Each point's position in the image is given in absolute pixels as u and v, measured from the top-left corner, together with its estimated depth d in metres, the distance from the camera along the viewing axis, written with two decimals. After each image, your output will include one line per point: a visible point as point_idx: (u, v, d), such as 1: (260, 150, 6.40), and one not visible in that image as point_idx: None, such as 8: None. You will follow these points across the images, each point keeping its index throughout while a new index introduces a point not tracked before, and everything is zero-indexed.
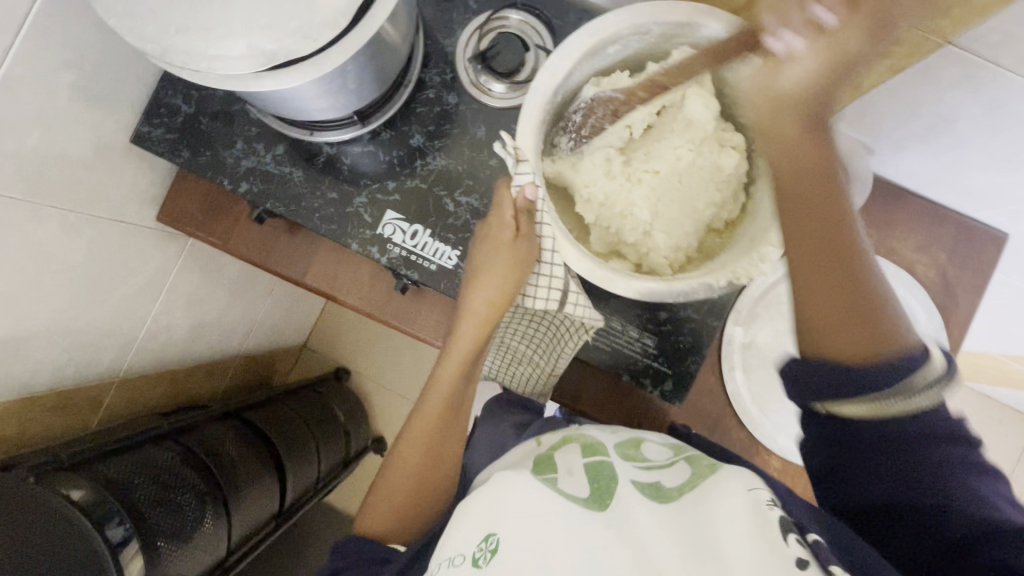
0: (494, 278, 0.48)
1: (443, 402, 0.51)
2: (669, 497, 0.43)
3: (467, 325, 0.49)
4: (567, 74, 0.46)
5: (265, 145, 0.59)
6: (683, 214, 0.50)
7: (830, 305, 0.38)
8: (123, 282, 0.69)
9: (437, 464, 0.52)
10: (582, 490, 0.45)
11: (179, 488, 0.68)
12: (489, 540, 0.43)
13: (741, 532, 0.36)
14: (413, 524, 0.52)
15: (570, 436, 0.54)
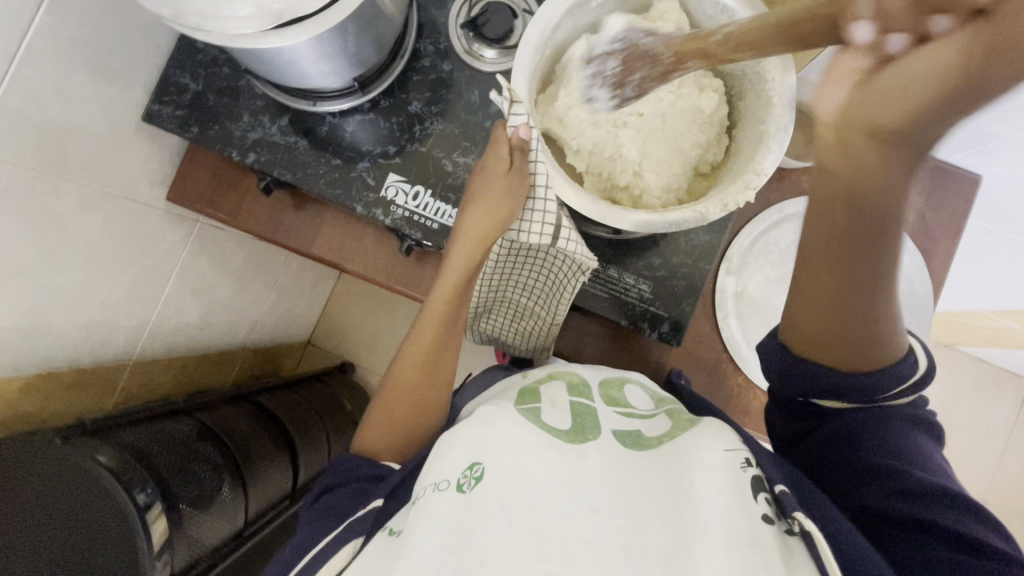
0: (489, 206, 0.50)
1: (440, 328, 0.53)
2: (646, 446, 0.47)
3: (463, 252, 0.51)
4: (556, 25, 0.48)
5: (270, 117, 0.62)
6: (671, 156, 0.52)
7: (822, 318, 0.41)
8: (136, 261, 0.72)
9: (432, 388, 0.54)
10: (562, 423, 0.50)
11: (198, 459, 0.69)
12: (472, 469, 0.44)
13: (715, 479, 0.41)
14: (407, 443, 0.54)
15: (555, 374, 0.58)
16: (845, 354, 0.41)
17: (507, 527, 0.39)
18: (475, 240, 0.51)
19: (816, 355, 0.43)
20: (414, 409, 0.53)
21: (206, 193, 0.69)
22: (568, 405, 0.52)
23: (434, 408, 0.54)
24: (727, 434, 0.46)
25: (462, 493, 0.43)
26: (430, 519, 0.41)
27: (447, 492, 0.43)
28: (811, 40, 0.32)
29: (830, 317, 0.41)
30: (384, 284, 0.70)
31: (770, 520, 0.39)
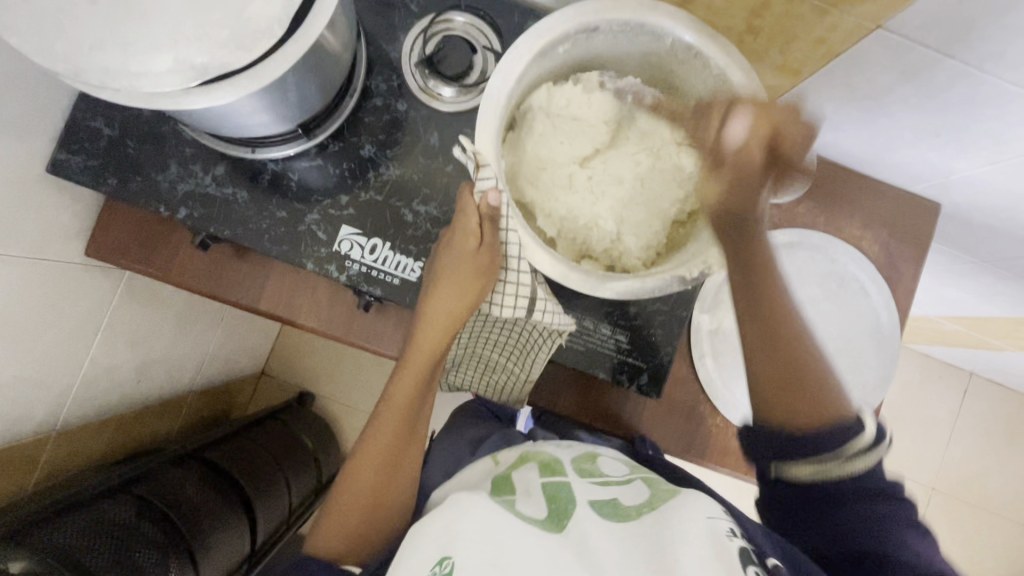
0: (456, 285, 0.46)
1: (402, 415, 0.48)
2: (626, 517, 0.45)
3: (430, 329, 0.47)
4: (520, 76, 0.44)
5: (202, 165, 0.55)
6: (649, 214, 0.49)
7: (773, 364, 0.44)
8: (52, 325, 0.63)
9: (393, 484, 0.49)
10: (538, 511, 0.46)
11: (136, 544, 0.62)
12: (443, 564, 0.41)
13: (703, 544, 0.39)
14: (366, 549, 0.48)
15: (526, 457, 0.55)
16: (798, 407, 0.43)
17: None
18: (443, 318, 0.46)
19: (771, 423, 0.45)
20: (380, 502, 0.48)
21: (132, 246, 0.61)
22: (541, 491, 0.48)
23: (403, 495, 0.50)
24: (707, 504, 0.45)
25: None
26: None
27: None
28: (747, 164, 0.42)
29: (780, 366, 0.44)
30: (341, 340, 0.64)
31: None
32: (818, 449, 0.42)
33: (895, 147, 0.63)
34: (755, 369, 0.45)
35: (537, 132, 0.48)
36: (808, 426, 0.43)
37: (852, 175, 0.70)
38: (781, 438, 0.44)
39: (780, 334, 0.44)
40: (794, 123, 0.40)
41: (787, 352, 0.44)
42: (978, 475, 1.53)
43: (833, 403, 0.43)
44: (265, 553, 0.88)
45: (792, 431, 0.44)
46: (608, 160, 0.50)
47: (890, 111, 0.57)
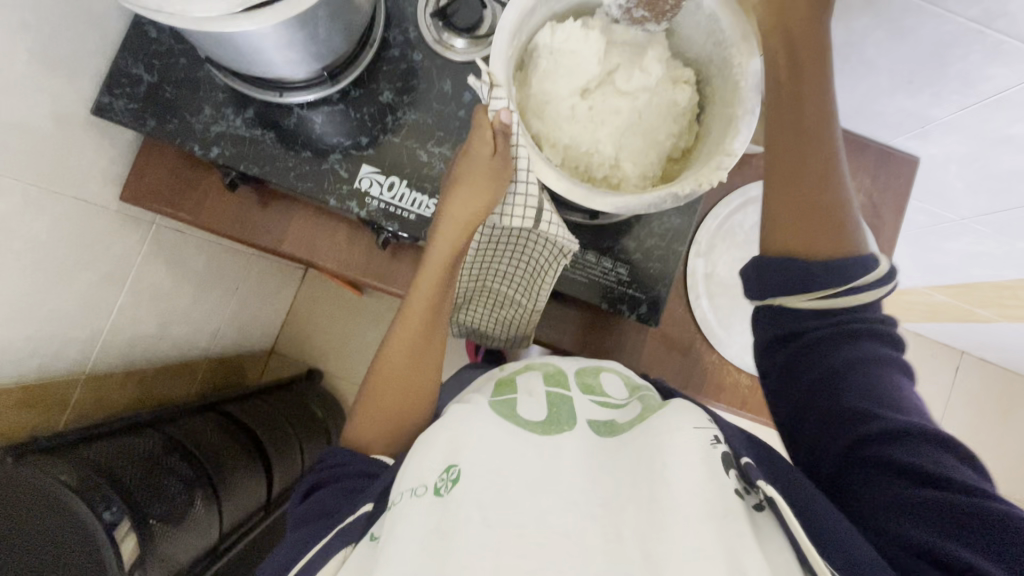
0: (472, 192, 0.50)
1: (423, 315, 0.53)
2: (619, 432, 0.48)
3: (448, 235, 0.51)
4: (529, 12, 0.49)
5: (233, 109, 0.60)
6: (646, 145, 0.53)
7: (784, 210, 0.48)
8: (86, 267, 0.68)
9: (417, 379, 0.54)
10: (536, 414, 0.50)
11: (166, 472, 0.65)
12: (450, 472, 0.44)
13: (693, 455, 0.43)
14: (395, 438, 0.54)
15: (531, 365, 0.59)
16: (809, 237, 0.46)
17: (486, 527, 0.39)
18: (460, 224, 0.51)
19: (777, 232, 0.48)
20: (403, 399, 0.54)
21: (165, 191, 0.65)
22: (543, 395, 0.52)
23: (424, 397, 0.55)
24: (695, 413, 0.48)
25: (439, 497, 0.42)
26: (406, 527, 0.41)
27: (424, 497, 0.43)
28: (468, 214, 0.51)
29: (786, 211, 0.48)
30: (359, 280, 0.68)
31: (740, 493, 0.41)
32: (817, 275, 0.45)
33: (874, 97, 0.68)
34: (772, 207, 0.49)
35: (542, 68, 0.52)
36: (816, 255, 0.46)
37: (836, 129, 0.74)
38: (793, 268, 0.46)
39: (800, 157, 0.48)
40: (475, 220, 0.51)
41: (811, 172, 0.48)
42: (973, 451, 1.57)
43: (837, 229, 0.46)
44: (278, 506, 0.91)
45: (799, 260, 0.46)
46: (609, 92, 0.53)
47: (868, 59, 0.62)
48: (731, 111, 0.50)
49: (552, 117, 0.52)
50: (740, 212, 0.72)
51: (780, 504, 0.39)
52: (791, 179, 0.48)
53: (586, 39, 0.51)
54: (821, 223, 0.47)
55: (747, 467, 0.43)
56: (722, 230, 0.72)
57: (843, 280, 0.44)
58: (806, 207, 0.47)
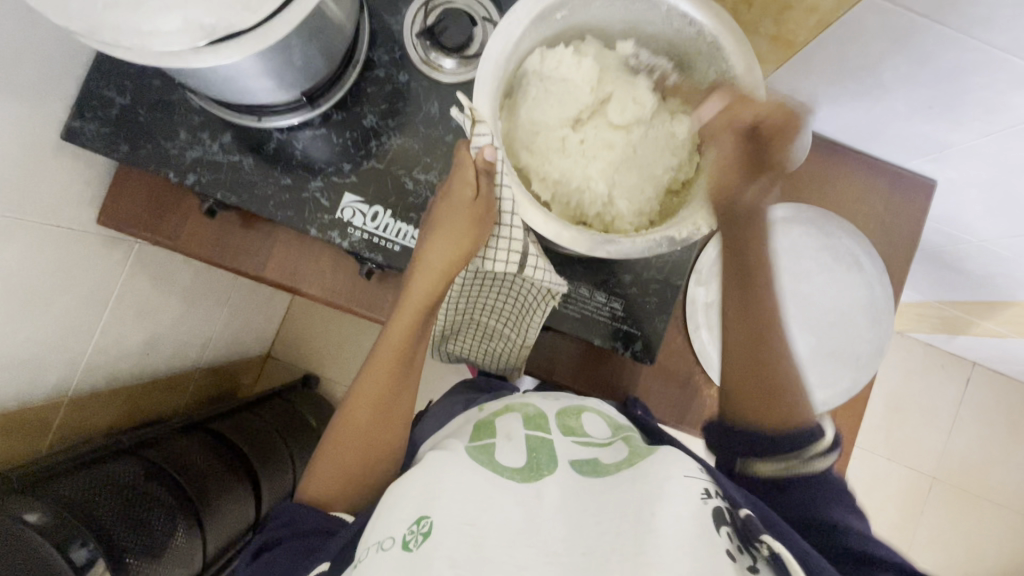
0: (451, 238, 0.47)
1: (395, 362, 0.51)
2: (606, 473, 0.46)
3: (424, 281, 0.49)
4: (518, 39, 0.45)
5: (210, 134, 0.57)
6: (642, 181, 0.50)
7: (746, 381, 0.51)
8: (64, 291, 0.66)
9: (385, 429, 0.52)
10: (515, 460, 0.48)
11: (146, 503, 0.64)
12: (421, 523, 0.42)
13: (680, 511, 0.40)
14: (358, 490, 0.52)
15: (510, 406, 0.56)
16: (767, 411, 0.50)
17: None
18: (436, 270, 0.48)
19: (744, 417, 0.51)
20: (370, 450, 0.52)
21: (143, 215, 0.63)
22: (522, 440, 0.50)
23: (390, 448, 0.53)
24: (684, 462, 0.46)
25: (408, 552, 0.40)
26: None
27: (392, 551, 0.41)
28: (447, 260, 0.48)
29: (750, 387, 0.50)
30: (343, 307, 0.66)
31: (733, 554, 0.39)
32: (781, 450, 0.48)
33: (889, 121, 0.64)
34: (731, 374, 0.52)
35: (531, 97, 0.48)
36: (776, 431, 0.49)
37: (848, 150, 0.71)
38: (753, 441, 0.50)
39: (759, 319, 0.50)
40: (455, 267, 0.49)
41: (768, 345, 0.50)
42: (980, 464, 1.53)
43: (793, 409, 0.49)
44: None
45: (757, 432, 0.50)
46: (603, 126, 0.49)
47: (884, 82, 0.58)
48: (734, 148, 0.47)
49: (542, 149, 0.49)
50: (743, 238, 0.69)
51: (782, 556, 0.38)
52: (749, 352, 0.50)
53: (579, 67, 0.47)
54: (774, 399, 0.50)
55: (744, 522, 0.42)
56: None
57: (789, 447, 0.48)
58: (752, 380, 0.50)
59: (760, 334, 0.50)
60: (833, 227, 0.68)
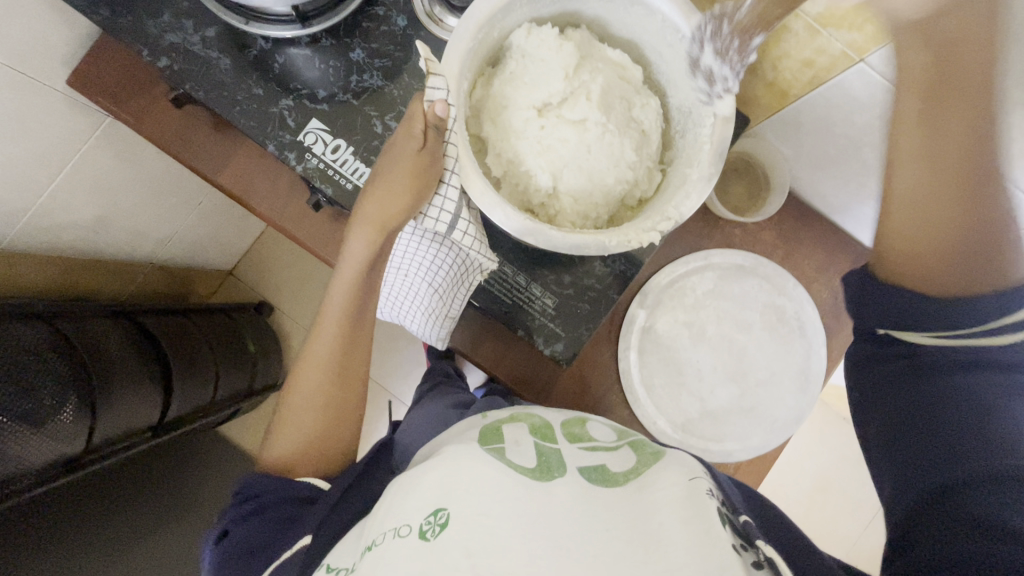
0: (391, 191, 0.46)
1: (343, 322, 0.52)
2: (614, 483, 0.45)
3: (362, 238, 0.48)
4: (506, 8, 0.45)
5: (194, 24, 0.56)
6: (591, 187, 0.49)
7: (920, 237, 0.45)
8: (17, 144, 0.65)
9: (346, 385, 0.54)
10: (527, 460, 0.46)
11: (41, 372, 0.63)
12: (438, 514, 0.40)
13: (671, 502, 0.41)
14: (322, 448, 0.54)
15: (516, 416, 0.55)
16: (931, 269, 0.44)
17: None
18: (374, 227, 0.48)
19: (902, 274, 0.46)
20: (332, 407, 0.54)
21: (114, 89, 0.62)
22: (531, 445, 0.49)
23: (350, 404, 0.55)
24: (690, 466, 0.49)
25: (425, 541, 0.39)
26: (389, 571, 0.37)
27: (408, 539, 0.40)
28: (394, 213, 0.47)
29: (923, 237, 0.45)
30: (290, 235, 0.65)
31: (739, 549, 0.39)
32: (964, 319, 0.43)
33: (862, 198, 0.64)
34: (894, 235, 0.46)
35: (508, 71, 0.48)
36: (943, 294, 0.44)
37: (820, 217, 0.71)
38: (913, 301, 0.45)
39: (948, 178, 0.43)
40: (400, 219, 0.47)
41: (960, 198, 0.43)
42: None
43: (994, 266, 0.43)
44: (172, 431, 0.89)
45: (921, 294, 0.45)
46: (563, 119, 0.48)
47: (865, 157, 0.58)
48: (687, 175, 0.47)
49: (507, 126, 0.49)
50: (696, 275, 0.69)
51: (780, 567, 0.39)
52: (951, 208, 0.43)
53: (559, 52, 0.47)
54: (966, 258, 0.43)
55: (745, 526, 0.44)
56: (672, 288, 0.69)
57: (943, 318, 0.44)
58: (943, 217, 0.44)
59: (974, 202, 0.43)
60: (787, 288, 0.69)
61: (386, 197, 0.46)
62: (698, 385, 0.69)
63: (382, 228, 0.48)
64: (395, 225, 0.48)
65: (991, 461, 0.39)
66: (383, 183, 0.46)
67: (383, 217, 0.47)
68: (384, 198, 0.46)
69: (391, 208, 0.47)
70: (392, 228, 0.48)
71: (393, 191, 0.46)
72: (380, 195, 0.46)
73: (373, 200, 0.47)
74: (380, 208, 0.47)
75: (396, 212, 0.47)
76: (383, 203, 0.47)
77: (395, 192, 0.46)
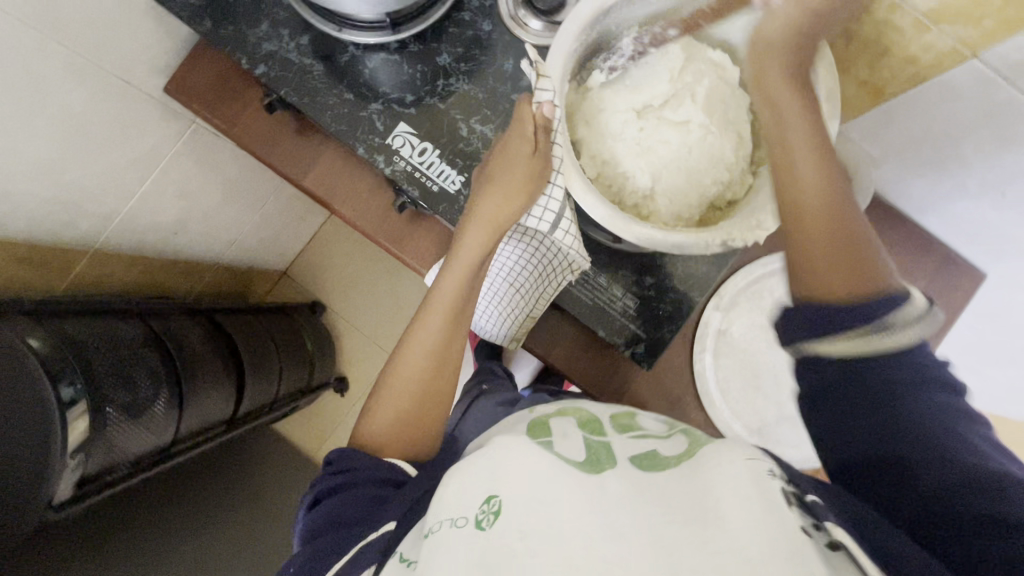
0: (507, 184, 0.49)
1: (446, 310, 0.51)
2: (665, 467, 0.39)
3: (475, 235, 0.50)
4: (608, 11, 0.46)
5: (290, 32, 0.58)
6: (686, 186, 0.50)
7: (818, 256, 0.41)
8: (115, 148, 0.68)
9: (442, 377, 0.52)
10: (577, 454, 0.41)
11: (137, 364, 0.66)
12: (491, 502, 0.37)
13: (739, 485, 0.34)
14: (410, 440, 0.50)
15: (565, 411, 0.51)
16: (834, 282, 0.40)
17: (531, 559, 0.32)
18: (487, 226, 0.50)
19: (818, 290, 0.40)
20: (426, 399, 0.51)
21: (209, 97, 0.64)
22: (580, 438, 0.44)
23: (442, 399, 0.53)
24: (753, 452, 0.40)
25: (480, 532, 0.35)
26: (445, 563, 0.34)
27: (464, 529, 0.36)
28: (506, 208, 0.49)
29: (824, 256, 0.40)
30: (372, 238, 0.66)
31: (807, 531, 0.32)
32: (872, 313, 0.37)
33: (955, 196, 0.62)
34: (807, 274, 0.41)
35: None
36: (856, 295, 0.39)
37: (904, 219, 0.69)
38: (832, 311, 0.39)
39: (845, 230, 0.41)
40: (510, 214, 0.50)
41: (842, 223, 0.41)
42: None
43: (873, 282, 0.39)
44: (243, 425, 0.91)
45: (840, 305, 0.39)
46: (664, 121, 0.49)
47: (962, 153, 0.57)
48: None
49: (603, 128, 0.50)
50: (773, 276, 0.68)
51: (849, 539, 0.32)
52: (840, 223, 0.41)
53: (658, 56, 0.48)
54: (850, 273, 0.40)
55: (813, 505, 0.35)
56: (749, 290, 0.67)
57: (875, 317, 0.37)
58: (818, 245, 0.41)
59: (852, 239, 0.41)
60: None
61: (501, 189, 0.49)
62: (775, 390, 0.67)
63: (493, 221, 0.50)
64: (504, 218, 0.50)
65: (977, 462, 0.34)
66: (499, 176, 0.49)
67: (496, 209, 0.50)
68: (496, 191, 0.49)
69: (504, 202, 0.49)
70: (502, 223, 0.50)
71: (508, 184, 0.49)
72: (494, 189, 0.49)
73: (488, 193, 0.49)
74: (494, 199, 0.49)
75: (507, 206, 0.49)
76: (498, 195, 0.49)
77: (508, 184, 0.49)
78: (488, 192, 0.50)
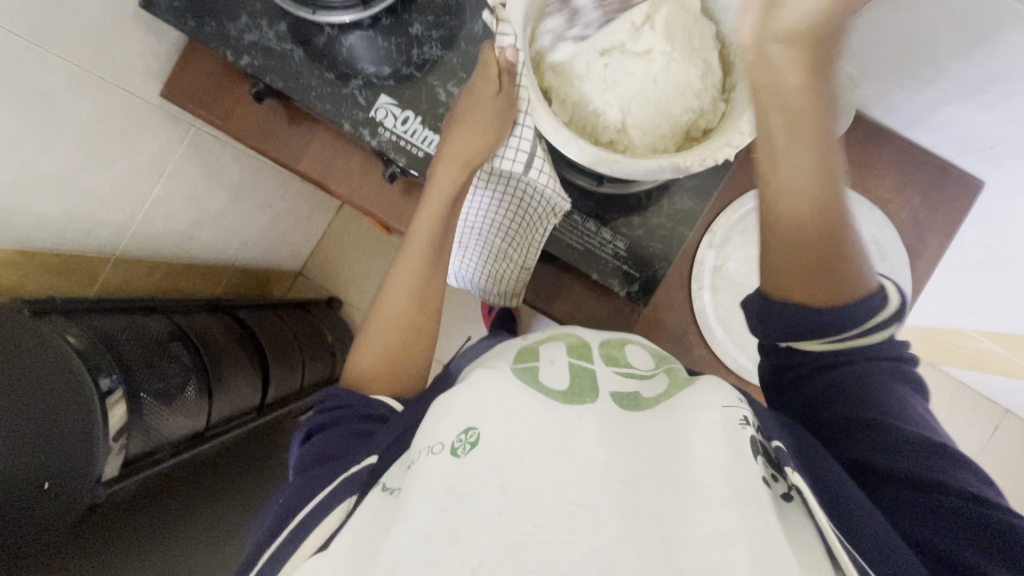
0: (473, 125, 0.52)
1: (423, 252, 0.54)
2: (644, 407, 0.43)
3: (445, 177, 0.52)
4: None
5: (268, 21, 0.61)
6: (658, 117, 0.50)
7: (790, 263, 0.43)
8: (122, 156, 0.73)
9: (422, 318, 0.55)
10: (559, 382, 0.45)
11: (166, 356, 0.71)
12: (468, 433, 0.39)
13: (712, 439, 0.37)
14: (393, 376, 0.54)
15: (554, 336, 0.54)
16: (817, 290, 0.42)
17: (501, 493, 0.34)
18: (457, 166, 0.52)
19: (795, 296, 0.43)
20: (409, 339, 0.55)
21: (201, 94, 0.68)
22: (566, 365, 0.47)
23: (425, 339, 0.56)
24: (723, 392, 0.43)
25: (456, 458, 0.37)
26: (424, 485, 0.36)
27: (440, 456, 0.38)
28: (473, 148, 0.52)
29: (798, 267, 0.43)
30: (367, 211, 0.70)
31: (768, 482, 0.36)
32: (842, 325, 0.42)
33: (939, 106, 0.61)
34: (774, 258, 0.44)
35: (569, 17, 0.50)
36: (825, 305, 0.43)
37: (892, 137, 0.68)
38: (811, 317, 0.43)
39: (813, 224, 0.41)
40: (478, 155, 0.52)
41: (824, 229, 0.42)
42: None
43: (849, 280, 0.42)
44: (272, 412, 0.96)
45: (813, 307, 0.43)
46: (627, 54, 0.49)
47: (938, 59, 0.56)
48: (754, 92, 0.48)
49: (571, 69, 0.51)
50: None
51: (805, 489, 0.35)
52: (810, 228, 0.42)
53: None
54: (821, 282, 0.42)
55: (777, 452, 0.39)
56: (742, 224, 0.68)
57: (852, 326, 0.42)
58: (799, 264, 0.42)
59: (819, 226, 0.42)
60: (860, 213, 0.66)
61: (467, 128, 0.52)
62: None
63: (461, 161, 0.52)
64: (472, 157, 0.52)
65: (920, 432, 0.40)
66: (464, 117, 0.52)
67: (463, 149, 0.52)
68: (462, 132, 0.52)
69: (471, 142, 0.52)
70: (471, 163, 0.53)
71: (474, 123, 0.51)
72: (459, 130, 0.52)
73: (456, 135, 0.52)
74: (461, 139, 0.52)
75: (473, 145, 0.52)
76: (466, 134, 0.52)
77: (474, 122, 0.51)
78: (456, 133, 0.52)
